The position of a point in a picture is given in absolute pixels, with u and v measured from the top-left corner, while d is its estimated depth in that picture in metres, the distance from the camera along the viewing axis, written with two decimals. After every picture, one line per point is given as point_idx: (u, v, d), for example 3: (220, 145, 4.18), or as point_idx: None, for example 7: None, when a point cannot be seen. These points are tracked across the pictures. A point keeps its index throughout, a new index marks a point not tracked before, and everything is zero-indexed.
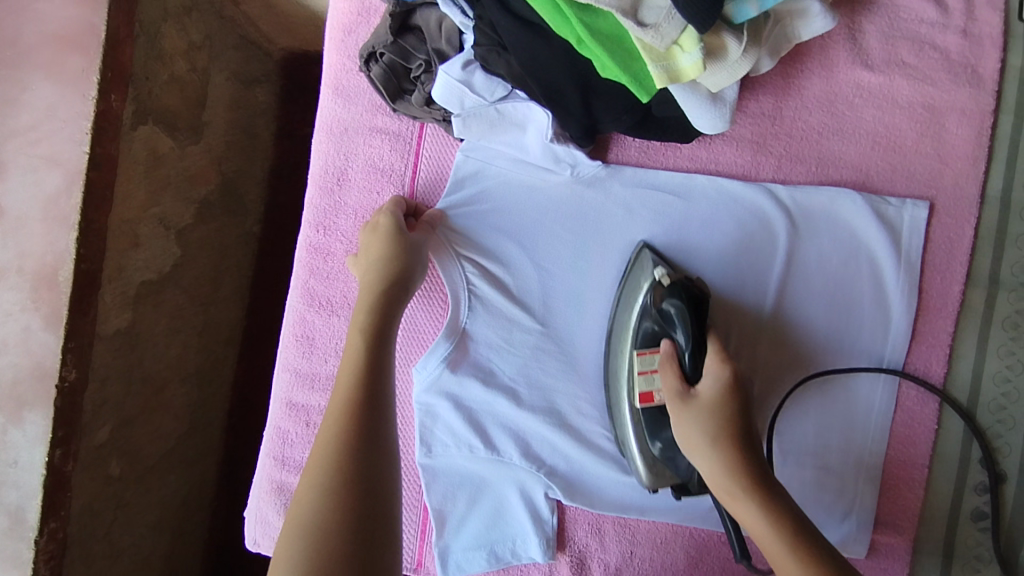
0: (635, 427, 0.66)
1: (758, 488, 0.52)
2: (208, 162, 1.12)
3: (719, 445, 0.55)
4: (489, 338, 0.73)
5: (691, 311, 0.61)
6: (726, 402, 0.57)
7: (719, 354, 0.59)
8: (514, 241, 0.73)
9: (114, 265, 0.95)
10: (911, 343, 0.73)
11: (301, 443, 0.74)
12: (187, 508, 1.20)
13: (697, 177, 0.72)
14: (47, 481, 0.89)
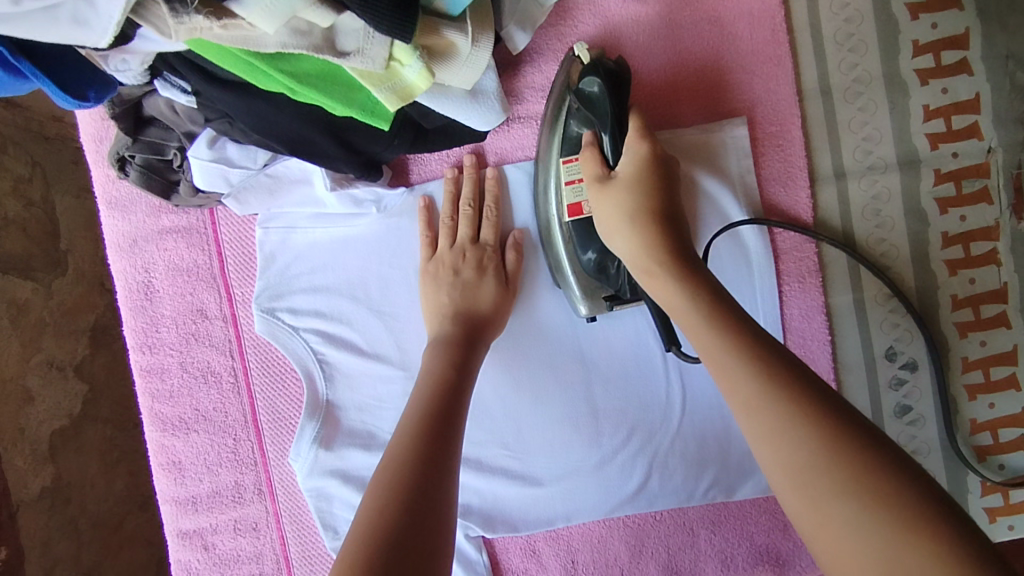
0: (565, 243, 0.63)
1: (697, 289, 0.48)
2: (88, 288, 1.04)
3: (698, 298, 0.47)
4: (357, 401, 0.69)
5: (613, 92, 0.57)
6: (643, 175, 0.54)
7: (642, 127, 0.57)
8: (347, 295, 0.69)
9: (14, 429, 0.96)
10: (778, 264, 0.70)
11: (206, 569, 0.70)
12: None
13: (506, 169, 0.69)
14: None
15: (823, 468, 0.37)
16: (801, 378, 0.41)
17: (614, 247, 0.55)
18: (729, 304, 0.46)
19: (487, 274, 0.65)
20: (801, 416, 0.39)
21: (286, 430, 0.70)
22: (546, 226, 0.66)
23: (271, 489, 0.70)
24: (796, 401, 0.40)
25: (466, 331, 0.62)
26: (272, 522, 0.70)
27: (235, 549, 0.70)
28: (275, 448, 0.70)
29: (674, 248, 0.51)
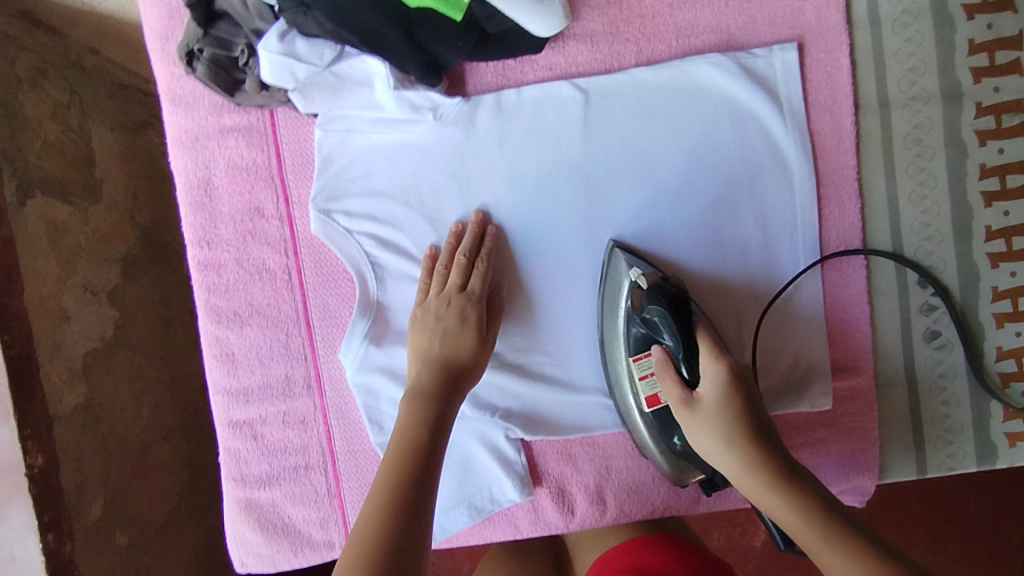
0: (649, 430, 0.67)
1: (805, 504, 0.51)
2: (119, 217, 1.07)
3: (808, 514, 0.50)
4: (406, 303, 0.72)
5: (672, 309, 0.61)
6: (731, 397, 0.56)
7: (713, 350, 0.59)
8: (399, 201, 0.71)
9: (49, 344, 0.92)
10: (820, 188, 0.72)
11: (255, 457, 0.74)
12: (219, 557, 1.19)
13: (561, 83, 0.71)
14: (49, 566, 0.87)
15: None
16: (862, 535, 0.48)
17: (713, 462, 0.57)
18: (836, 514, 0.50)
19: (468, 324, 0.66)
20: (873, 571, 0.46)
21: (337, 329, 0.73)
22: (611, 341, 0.70)
23: (319, 385, 0.73)
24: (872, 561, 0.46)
25: (447, 388, 0.63)
26: (320, 416, 0.74)
27: (283, 440, 0.74)
28: (326, 346, 0.73)
29: (778, 467, 0.53)
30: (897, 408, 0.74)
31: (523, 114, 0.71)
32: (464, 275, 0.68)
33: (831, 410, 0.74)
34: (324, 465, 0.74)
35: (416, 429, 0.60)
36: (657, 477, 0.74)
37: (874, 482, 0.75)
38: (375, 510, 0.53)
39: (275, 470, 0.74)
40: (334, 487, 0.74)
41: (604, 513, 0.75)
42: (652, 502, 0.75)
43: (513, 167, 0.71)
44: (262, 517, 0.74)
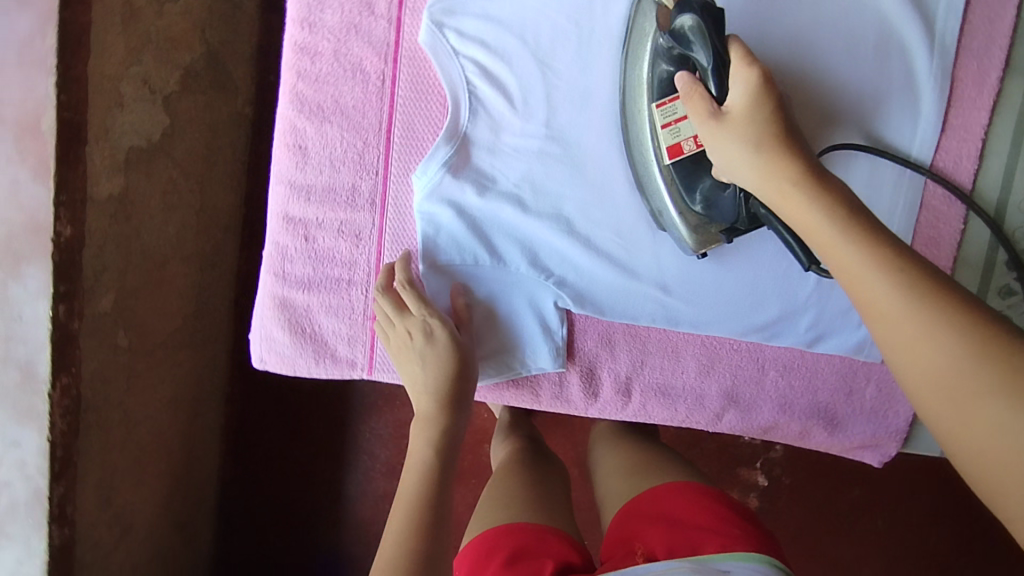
0: (667, 185, 0.64)
1: (827, 201, 0.49)
2: (190, 26, 1.08)
3: (831, 210, 0.49)
4: (492, 142, 0.70)
5: (707, 20, 0.56)
6: (762, 104, 0.54)
7: (745, 57, 0.55)
8: (515, 35, 0.68)
9: (101, 124, 0.90)
10: (941, 139, 0.69)
11: (302, 258, 0.73)
12: (198, 387, 1.29)
13: None
14: (54, 337, 0.88)
15: (907, 293, 0.43)
16: (886, 233, 0.47)
17: (737, 176, 0.56)
18: (860, 212, 0.48)
19: (432, 347, 0.69)
20: (889, 260, 0.45)
21: (415, 151, 0.71)
22: (634, 115, 0.66)
23: (383, 203, 0.72)
24: (889, 250, 0.45)
25: (445, 407, 0.70)
26: (375, 234, 0.72)
27: (332, 249, 0.72)
28: (401, 165, 0.71)
29: (801, 167, 0.52)
30: None
31: None
32: (404, 305, 0.70)
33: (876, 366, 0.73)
34: (367, 285, 0.73)
35: (430, 438, 0.69)
36: (689, 384, 0.74)
37: (896, 448, 0.75)
38: (401, 526, 0.60)
39: (318, 277, 0.73)
40: (371, 309, 0.73)
41: (626, 405, 0.75)
42: (676, 408, 0.75)
43: None
44: (293, 319, 0.73)
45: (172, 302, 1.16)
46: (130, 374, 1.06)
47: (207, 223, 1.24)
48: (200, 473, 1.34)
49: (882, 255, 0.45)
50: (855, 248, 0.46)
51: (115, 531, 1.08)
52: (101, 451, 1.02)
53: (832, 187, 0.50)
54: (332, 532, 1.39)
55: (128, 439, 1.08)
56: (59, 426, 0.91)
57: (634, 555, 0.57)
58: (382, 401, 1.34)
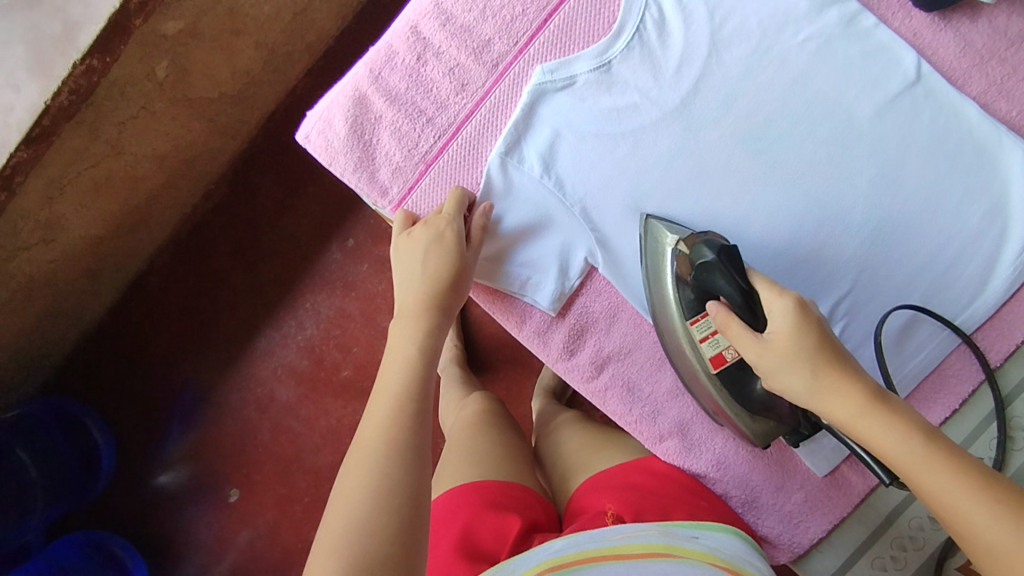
0: (717, 391, 0.66)
1: (900, 428, 0.50)
2: None
3: (910, 441, 0.49)
4: (628, 83, 0.70)
5: (724, 259, 0.61)
6: (808, 332, 0.55)
7: (775, 289, 0.58)
8: (707, 8, 0.70)
9: None
10: (985, 323, 0.71)
11: (403, 72, 0.72)
12: (191, 165, 1.24)
13: (909, 54, 0.69)
14: (113, 18, 0.86)
15: (1021, 528, 0.45)
16: (966, 458, 0.49)
17: (796, 395, 0.56)
18: (927, 428, 0.50)
19: (441, 241, 0.67)
20: (983, 491, 0.46)
21: (559, 47, 0.71)
22: (665, 312, 0.68)
23: (503, 72, 0.71)
24: (980, 482, 0.47)
25: (431, 307, 0.65)
26: (479, 93, 0.72)
27: (434, 82, 0.72)
28: (539, 49, 0.71)
29: (860, 378, 0.53)
30: (854, 528, 0.75)
31: (859, 43, 0.69)
32: (442, 210, 0.69)
33: (817, 479, 0.75)
34: (442, 132, 0.72)
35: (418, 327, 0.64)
36: (654, 396, 0.75)
37: (785, 559, 0.77)
38: (385, 410, 0.58)
39: (406, 97, 0.72)
40: (432, 155, 0.72)
41: (590, 380, 0.75)
42: (631, 409, 0.75)
43: (807, 72, 0.69)
44: (360, 119, 0.72)
45: (223, 72, 1.13)
46: (146, 106, 1.03)
47: (297, 30, 1.21)
48: (138, 243, 1.27)
49: (974, 481, 0.47)
50: (947, 478, 0.48)
51: (37, 232, 1.02)
52: (76, 151, 0.98)
53: (903, 416, 0.51)
54: (219, 370, 1.32)
55: (106, 161, 1.05)
56: (62, 99, 0.88)
57: (604, 516, 0.64)
58: (341, 281, 1.31)
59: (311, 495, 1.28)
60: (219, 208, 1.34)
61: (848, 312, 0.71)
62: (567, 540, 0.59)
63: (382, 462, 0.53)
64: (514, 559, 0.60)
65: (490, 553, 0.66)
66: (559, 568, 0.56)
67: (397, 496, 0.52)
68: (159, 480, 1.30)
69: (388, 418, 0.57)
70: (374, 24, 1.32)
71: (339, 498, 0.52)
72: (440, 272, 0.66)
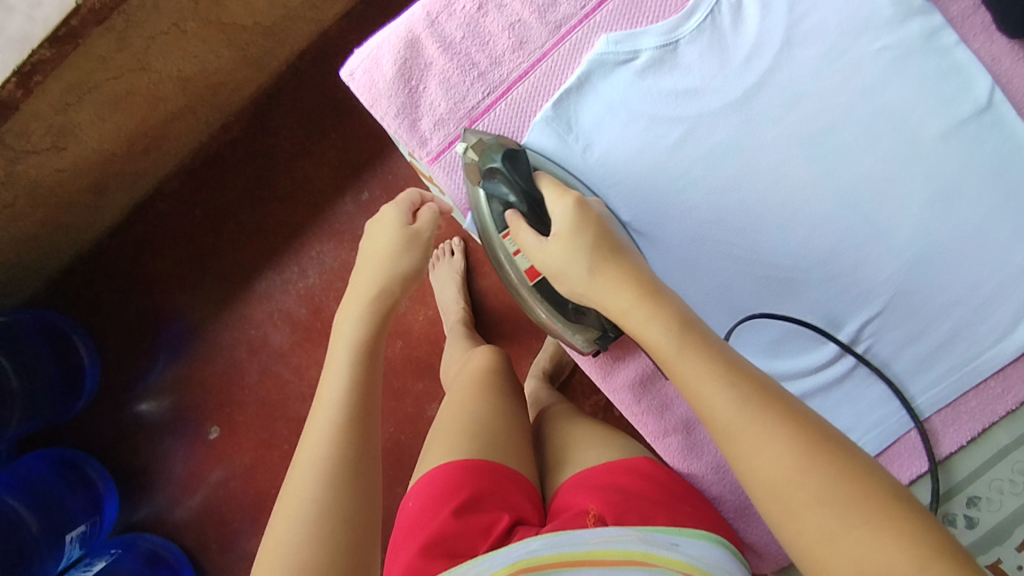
0: (545, 308, 0.70)
1: (657, 315, 0.51)
2: None
3: (666, 331, 0.50)
4: (691, 66, 0.68)
5: (507, 165, 0.61)
6: (584, 229, 0.56)
7: (557, 190, 0.59)
8: (786, 1, 0.67)
9: None
10: (1009, 367, 0.70)
11: (461, 20, 0.68)
12: (214, 91, 1.20)
13: (986, 78, 0.67)
14: None
15: (746, 408, 0.45)
16: (713, 344, 0.49)
17: (573, 287, 0.56)
18: (677, 311, 0.51)
19: (390, 227, 0.65)
20: (721, 373, 0.47)
21: (627, 19, 0.69)
22: (481, 228, 0.69)
23: (565, 36, 0.69)
24: (717, 365, 0.48)
25: (385, 292, 0.61)
26: (537, 54, 0.69)
27: (491, 35, 0.69)
28: (605, 18, 0.68)
29: (628, 267, 0.54)
30: None
31: (937, 60, 0.67)
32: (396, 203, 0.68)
33: None
34: (493, 88, 0.69)
35: (362, 308, 0.60)
36: (666, 392, 0.75)
37: (769, 570, 0.76)
38: (333, 390, 0.55)
39: (460, 47, 0.69)
40: (478, 112, 0.69)
41: (607, 371, 0.76)
42: (641, 403, 0.75)
43: (878, 82, 0.67)
44: (409, 63, 0.69)
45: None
46: (179, 21, 0.99)
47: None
48: (147, 165, 1.23)
49: (719, 364, 0.48)
50: (696, 366, 0.48)
51: (48, 137, 0.99)
52: (98, 60, 0.93)
53: (665, 303, 0.51)
54: (214, 305, 1.29)
55: (128, 74, 1.00)
56: (95, 1, 0.83)
57: (585, 517, 0.62)
58: (350, 233, 1.27)
59: (291, 444, 1.26)
60: (236, 142, 1.30)
61: (876, 333, 0.71)
62: (544, 541, 0.58)
63: (318, 471, 0.50)
64: (495, 552, 0.59)
65: (468, 550, 0.61)
66: (537, 569, 0.56)
67: (343, 480, 0.49)
68: (138, 408, 1.28)
69: (338, 398, 0.54)
70: None
71: (286, 492, 0.49)
72: (392, 261, 0.63)
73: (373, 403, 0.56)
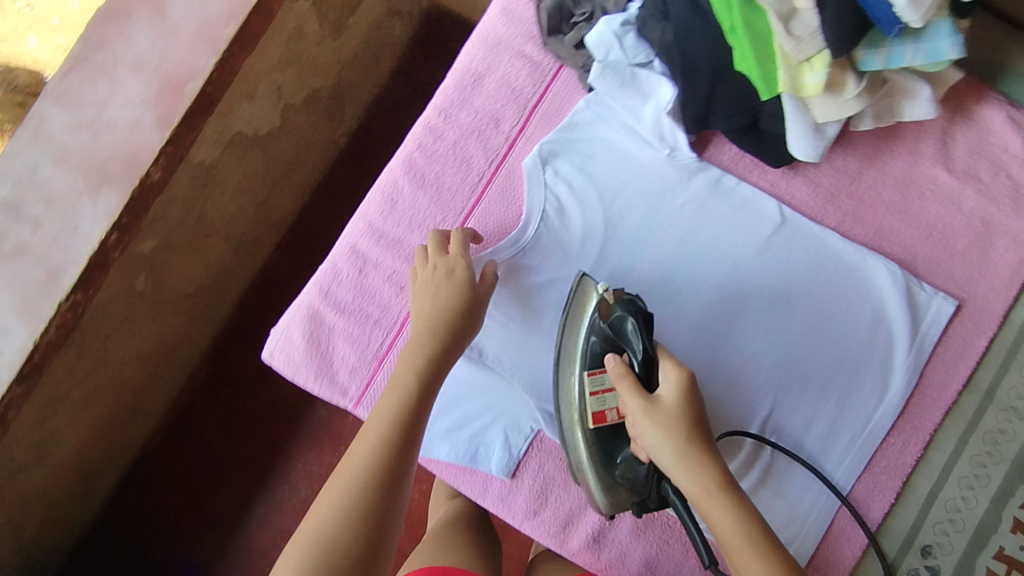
0: (595, 459, 0.71)
1: (739, 507, 0.59)
2: (334, 62, 1.28)
3: (745, 524, 0.58)
4: (541, 266, 0.82)
5: (641, 323, 0.68)
6: (688, 404, 0.64)
7: (674, 362, 0.66)
8: (597, 192, 0.82)
9: (228, 106, 1.07)
10: (896, 420, 0.81)
11: (348, 285, 0.82)
12: (174, 355, 1.32)
13: (771, 202, 0.81)
14: (94, 255, 0.96)
15: None
16: (777, 545, 0.58)
17: (662, 456, 0.62)
18: (754, 509, 0.59)
19: (449, 280, 0.73)
20: (779, 573, 0.56)
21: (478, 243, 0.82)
22: (565, 365, 0.75)
23: None
24: (778, 562, 0.56)
25: (423, 384, 0.67)
26: None
27: (375, 289, 0.81)
28: None
29: (717, 461, 0.62)
30: None
31: (728, 201, 0.82)
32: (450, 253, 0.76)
33: None
34: (389, 330, 0.81)
35: (396, 400, 0.66)
36: (620, 539, 0.80)
37: None
38: (357, 476, 0.61)
39: (353, 305, 0.81)
40: (383, 352, 0.80)
41: (560, 535, 0.81)
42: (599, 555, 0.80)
43: (692, 230, 0.81)
44: (315, 332, 0.81)
45: (197, 268, 1.24)
46: (127, 315, 1.13)
47: (262, 219, 1.35)
48: (126, 439, 1.32)
49: (778, 566, 0.56)
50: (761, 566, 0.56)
51: (31, 453, 1.08)
52: (63, 375, 1.06)
53: (741, 495, 0.60)
54: (216, 552, 1.33)
55: (92, 373, 1.13)
56: (50, 334, 0.96)
57: None
58: (326, 438, 1.36)
59: None
60: (204, 393, 1.40)
61: (774, 427, 0.80)
62: None
63: (353, 510, 0.60)
64: None
65: None
66: None
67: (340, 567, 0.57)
68: None
69: (357, 485, 0.61)
70: (334, 195, 1.46)
71: (293, 547, 0.59)
72: (440, 344, 0.70)
73: (394, 497, 0.62)
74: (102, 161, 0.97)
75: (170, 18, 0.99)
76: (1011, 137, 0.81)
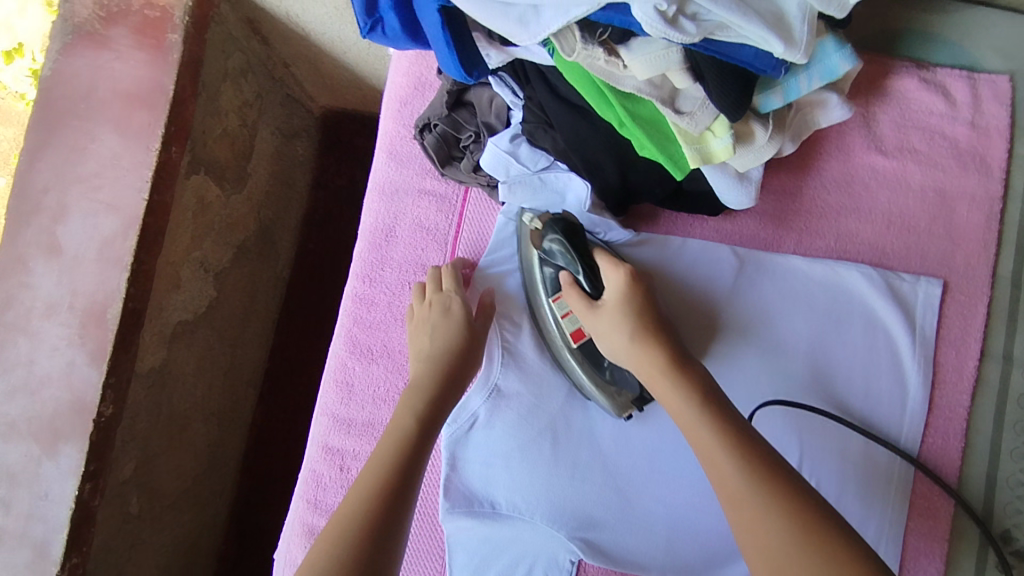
0: (586, 368, 0.73)
1: (691, 395, 0.61)
2: (248, 211, 1.19)
3: (695, 404, 0.60)
4: (521, 394, 0.77)
5: (570, 239, 0.70)
6: (631, 301, 0.69)
7: (612, 262, 0.71)
8: None
9: (157, 307, 0.99)
10: (928, 418, 0.76)
11: (334, 487, 0.77)
12: (194, 557, 1.21)
13: (724, 249, 0.78)
14: (74, 515, 0.89)
15: (749, 479, 0.53)
16: (732, 419, 0.58)
17: (617, 355, 0.68)
18: (710, 390, 0.61)
19: (437, 310, 0.75)
20: (726, 438, 0.56)
21: None
22: (537, 307, 0.76)
23: None
24: (723, 431, 0.57)
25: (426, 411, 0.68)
26: None
27: None
28: None
29: (669, 354, 0.65)
30: None
31: (681, 263, 0.78)
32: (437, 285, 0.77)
33: None
34: None
35: (399, 431, 0.67)
36: None
37: None
38: (362, 500, 0.60)
39: None
40: None
41: None
42: None
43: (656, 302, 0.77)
44: None
45: (186, 458, 1.14)
46: (134, 542, 1.04)
47: (233, 385, 1.24)
48: None
49: (727, 436, 0.56)
50: (711, 434, 0.57)
51: None
52: None
53: (691, 373, 0.63)
54: None
55: None
56: None
57: None
58: None
59: None
60: None
61: (812, 468, 0.75)
62: None
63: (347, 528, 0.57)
64: None
65: None
66: None
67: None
68: None
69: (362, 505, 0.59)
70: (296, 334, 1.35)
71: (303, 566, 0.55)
72: (444, 372, 0.72)
73: (397, 523, 0.59)
74: (49, 417, 0.90)
75: (66, 251, 0.92)
76: (931, 98, 0.78)
